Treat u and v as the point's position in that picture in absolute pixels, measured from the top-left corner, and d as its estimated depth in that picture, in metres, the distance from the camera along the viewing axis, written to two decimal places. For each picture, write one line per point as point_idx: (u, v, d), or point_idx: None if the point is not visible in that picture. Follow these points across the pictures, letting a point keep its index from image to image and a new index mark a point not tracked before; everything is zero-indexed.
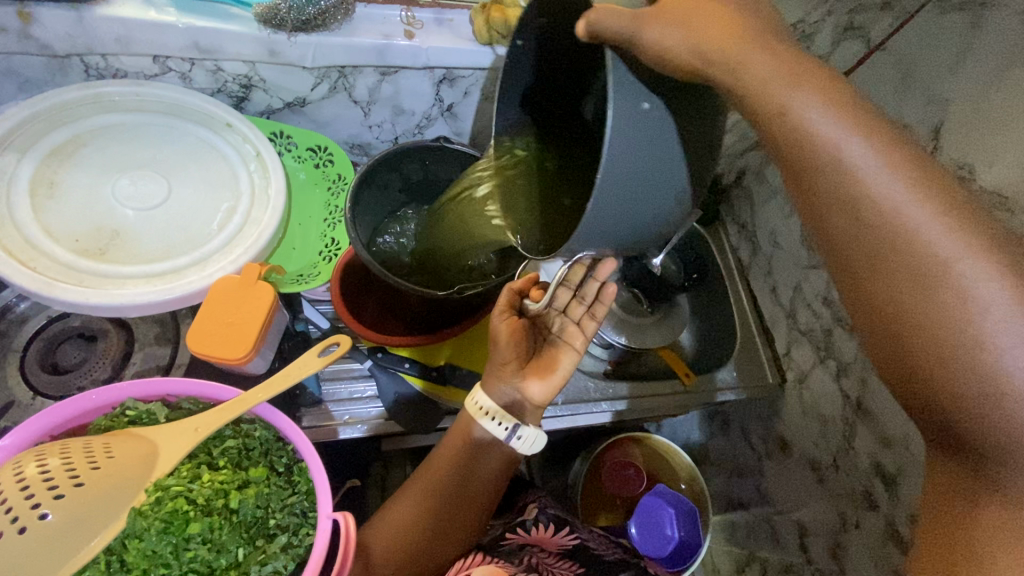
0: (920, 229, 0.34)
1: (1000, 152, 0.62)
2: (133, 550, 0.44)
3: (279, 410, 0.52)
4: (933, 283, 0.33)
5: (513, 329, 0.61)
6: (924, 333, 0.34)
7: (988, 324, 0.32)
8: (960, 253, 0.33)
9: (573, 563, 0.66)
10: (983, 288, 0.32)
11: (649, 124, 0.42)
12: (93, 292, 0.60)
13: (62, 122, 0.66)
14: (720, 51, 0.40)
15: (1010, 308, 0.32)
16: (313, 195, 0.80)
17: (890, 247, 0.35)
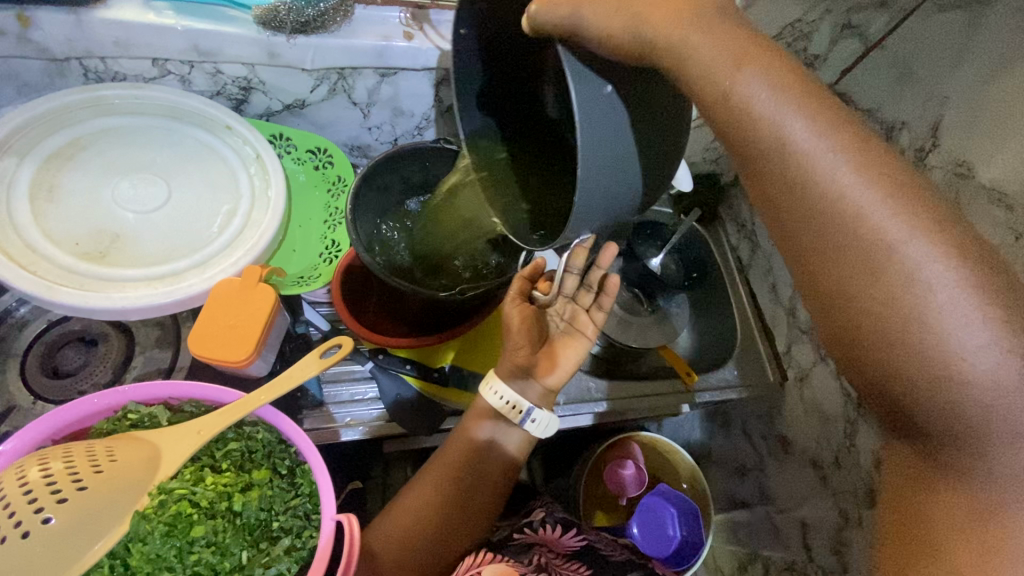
0: (867, 209, 0.34)
1: (1000, 150, 0.63)
2: (136, 554, 0.43)
3: (280, 410, 0.52)
4: (881, 262, 0.33)
5: (523, 317, 0.62)
6: (873, 312, 0.33)
7: (936, 303, 0.32)
8: (907, 235, 0.33)
9: (580, 564, 0.65)
10: (929, 269, 0.32)
11: (610, 110, 0.43)
12: (93, 295, 0.60)
13: (61, 125, 0.66)
14: (665, 35, 0.39)
15: (955, 289, 0.31)
16: (313, 198, 0.80)
17: (838, 226, 0.34)
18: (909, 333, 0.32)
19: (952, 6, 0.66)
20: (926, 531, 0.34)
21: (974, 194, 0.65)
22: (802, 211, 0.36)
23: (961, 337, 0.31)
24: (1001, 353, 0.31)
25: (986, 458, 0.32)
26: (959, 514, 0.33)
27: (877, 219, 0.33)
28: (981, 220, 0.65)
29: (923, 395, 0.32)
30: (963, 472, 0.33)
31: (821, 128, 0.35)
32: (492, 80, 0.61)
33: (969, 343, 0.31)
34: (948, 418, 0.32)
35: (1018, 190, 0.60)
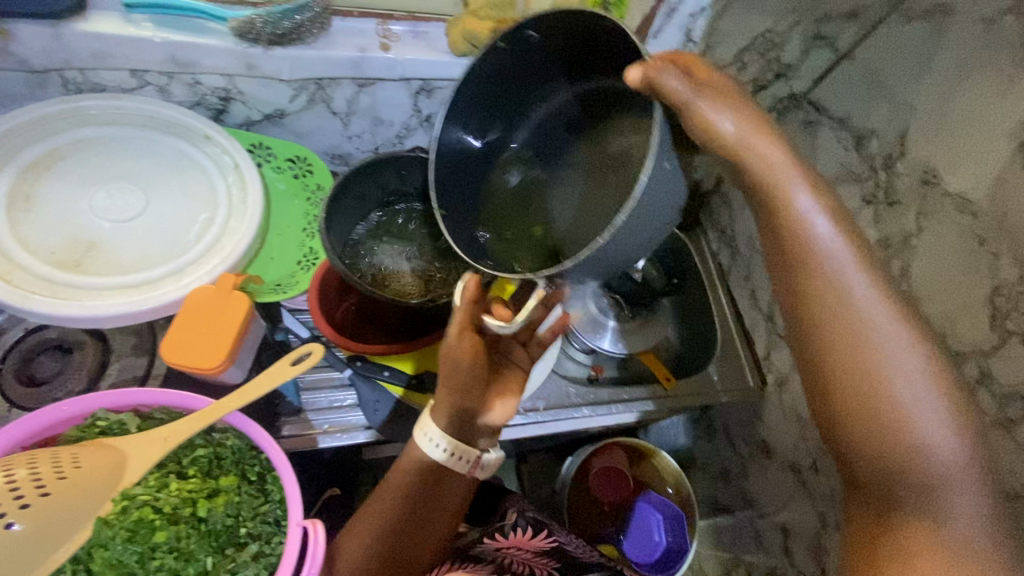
0: (860, 298, 0.45)
1: (965, 158, 0.64)
2: (98, 559, 0.44)
3: (249, 418, 0.52)
4: (869, 352, 0.44)
5: (473, 351, 0.58)
6: (861, 390, 0.44)
7: (906, 390, 0.43)
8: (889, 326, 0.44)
9: (549, 560, 0.71)
10: (899, 352, 0.43)
11: (665, 179, 0.48)
12: (67, 303, 0.61)
13: (40, 137, 0.67)
14: (744, 137, 0.48)
15: (915, 370, 0.43)
16: (292, 206, 0.81)
17: (840, 317, 0.45)
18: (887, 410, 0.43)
19: (918, 16, 0.67)
20: (885, 556, 0.43)
21: (940, 201, 0.67)
22: (811, 299, 0.46)
23: (923, 417, 0.42)
24: (943, 429, 0.42)
25: (935, 517, 0.41)
26: (913, 567, 0.41)
27: (871, 318, 0.44)
28: (949, 226, 0.66)
29: (894, 459, 0.43)
30: (917, 527, 0.42)
31: (832, 238, 0.46)
32: (497, 101, 0.60)
33: (923, 417, 0.42)
34: (910, 479, 0.42)
35: (984, 197, 0.62)
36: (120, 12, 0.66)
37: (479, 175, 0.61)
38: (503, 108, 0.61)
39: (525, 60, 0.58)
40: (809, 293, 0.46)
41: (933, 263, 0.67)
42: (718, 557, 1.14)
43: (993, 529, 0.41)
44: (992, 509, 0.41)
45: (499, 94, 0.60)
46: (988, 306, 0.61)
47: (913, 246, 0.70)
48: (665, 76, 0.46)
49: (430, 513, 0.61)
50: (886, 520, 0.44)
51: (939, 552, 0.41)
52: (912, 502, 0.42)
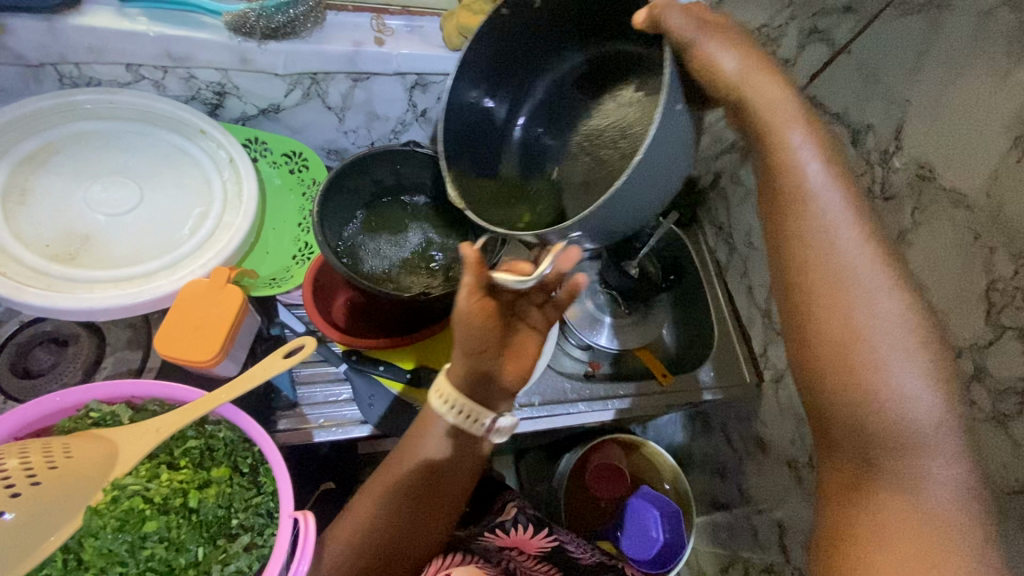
0: (850, 252, 0.44)
1: (958, 153, 0.64)
2: (89, 548, 0.44)
3: (241, 409, 0.52)
4: (853, 297, 0.42)
5: (483, 316, 0.54)
6: (842, 336, 0.42)
7: (888, 337, 0.41)
8: (880, 281, 0.43)
9: (550, 565, 0.68)
10: (887, 307, 0.42)
11: (677, 122, 0.48)
12: (61, 296, 0.61)
13: (35, 130, 0.67)
14: (755, 82, 0.49)
15: (903, 327, 0.41)
16: (287, 201, 0.81)
17: (825, 261, 0.44)
18: (868, 358, 0.41)
19: (913, 10, 0.67)
20: (864, 524, 0.41)
21: (936, 195, 0.67)
22: (796, 244, 0.45)
23: (903, 367, 0.41)
24: (928, 390, 0.40)
25: (908, 473, 0.40)
26: (882, 522, 0.40)
27: (857, 263, 0.43)
28: (943, 221, 0.66)
29: (871, 409, 0.41)
30: (889, 482, 0.41)
31: (823, 185, 0.46)
32: (511, 62, 0.61)
33: (907, 377, 0.40)
34: (886, 431, 0.41)
35: (978, 191, 0.62)
36: (115, 7, 0.67)
37: (493, 137, 0.64)
38: (516, 73, 0.62)
39: (540, 27, 0.59)
40: (795, 238, 0.45)
41: (928, 258, 0.67)
42: (715, 553, 1.14)
43: (967, 490, 0.40)
44: (968, 469, 0.40)
45: (515, 58, 0.61)
46: (983, 300, 0.61)
47: (908, 241, 0.70)
48: (669, 16, 0.48)
49: (433, 509, 0.61)
50: (858, 474, 0.42)
51: (907, 506, 0.40)
52: (886, 454, 0.41)
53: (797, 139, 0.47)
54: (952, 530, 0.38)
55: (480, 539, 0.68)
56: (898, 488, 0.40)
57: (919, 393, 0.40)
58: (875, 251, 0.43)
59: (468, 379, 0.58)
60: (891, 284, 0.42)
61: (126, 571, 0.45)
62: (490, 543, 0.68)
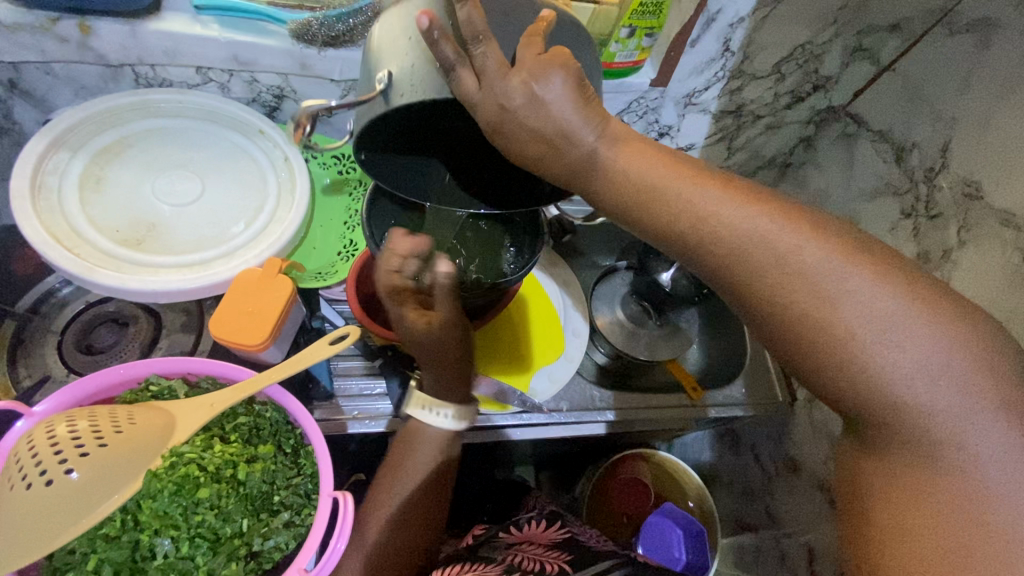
0: (783, 232, 0.42)
1: (1006, 173, 0.65)
2: (146, 510, 0.46)
3: (288, 392, 0.55)
4: (843, 317, 0.39)
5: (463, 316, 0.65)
6: (838, 356, 0.39)
7: (888, 340, 0.38)
8: (813, 244, 0.41)
9: (561, 552, 0.70)
10: (837, 271, 0.40)
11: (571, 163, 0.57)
12: (128, 277, 0.65)
13: (112, 125, 0.72)
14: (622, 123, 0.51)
15: (862, 288, 0.39)
16: (335, 199, 0.85)
17: (798, 275, 0.41)
18: (874, 378, 0.39)
19: (962, 29, 0.69)
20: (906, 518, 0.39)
21: (984, 215, 0.68)
22: (759, 262, 0.42)
23: (916, 376, 0.38)
24: (901, 341, 0.38)
25: (953, 488, 0.37)
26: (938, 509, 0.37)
27: (836, 277, 0.40)
28: (990, 240, 0.67)
29: (889, 423, 0.40)
30: (932, 499, 0.38)
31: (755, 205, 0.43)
32: (399, 178, 0.63)
33: (880, 335, 0.39)
34: (906, 445, 0.39)
35: None
36: (189, 13, 0.70)
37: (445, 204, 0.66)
38: (415, 179, 0.64)
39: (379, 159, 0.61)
40: (775, 259, 0.42)
41: (976, 278, 0.68)
42: None
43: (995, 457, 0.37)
44: (1001, 427, 0.37)
45: (398, 177, 0.63)
46: None
47: (954, 259, 0.71)
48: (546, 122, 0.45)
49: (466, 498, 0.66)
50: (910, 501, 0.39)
51: (958, 520, 0.37)
52: (919, 473, 0.39)
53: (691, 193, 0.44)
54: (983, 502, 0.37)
55: (497, 539, 0.74)
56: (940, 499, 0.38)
57: (924, 365, 0.38)
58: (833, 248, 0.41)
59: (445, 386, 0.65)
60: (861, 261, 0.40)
61: (177, 534, 0.47)
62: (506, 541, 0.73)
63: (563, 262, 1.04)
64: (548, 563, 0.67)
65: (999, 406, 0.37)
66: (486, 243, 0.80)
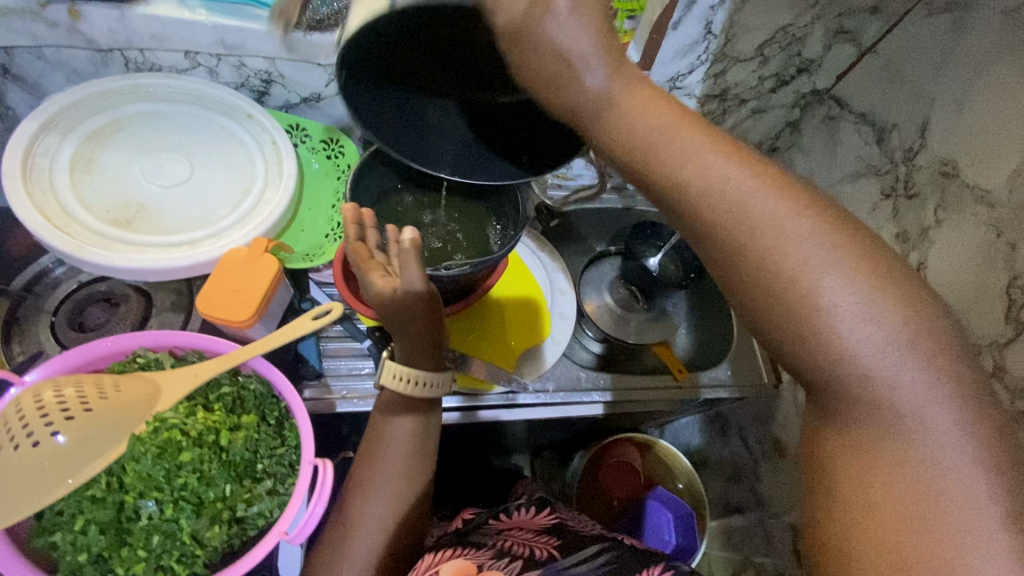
0: (753, 197, 0.40)
1: (979, 151, 0.66)
2: (130, 472, 0.48)
3: (272, 364, 0.56)
4: (816, 286, 0.39)
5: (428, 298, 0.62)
6: (800, 324, 0.39)
7: (848, 312, 0.38)
8: (786, 214, 0.40)
9: (550, 537, 0.72)
10: (804, 240, 0.39)
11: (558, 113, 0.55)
12: (117, 256, 0.67)
13: (102, 108, 0.73)
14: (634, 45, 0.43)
15: (827, 258, 0.39)
16: (324, 183, 0.86)
17: (777, 245, 0.39)
18: (844, 350, 0.39)
19: (940, 10, 0.70)
20: (862, 487, 0.39)
21: (960, 193, 0.69)
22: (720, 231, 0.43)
23: (887, 350, 0.38)
24: (865, 312, 0.38)
25: (911, 458, 0.38)
26: (893, 479, 0.38)
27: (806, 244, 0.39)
28: (965, 217, 0.68)
29: (860, 398, 0.39)
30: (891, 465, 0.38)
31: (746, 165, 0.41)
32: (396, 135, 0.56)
33: (843, 308, 0.38)
34: (865, 415, 0.39)
35: (999, 187, 0.64)
36: None
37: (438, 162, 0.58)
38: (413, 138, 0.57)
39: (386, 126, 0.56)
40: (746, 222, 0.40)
41: (952, 256, 0.69)
42: (728, 558, 1.14)
43: (949, 421, 0.38)
44: (950, 393, 0.38)
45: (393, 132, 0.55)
46: (1004, 298, 0.63)
47: (931, 238, 0.72)
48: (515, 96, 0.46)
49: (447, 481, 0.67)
50: (868, 472, 0.39)
51: (914, 489, 0.37)
52: (885, 446, 0.39)
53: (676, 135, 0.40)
54: (935, 468, 0.37)
55: (486, 526, 0.76)
56: (896, 469, 0.38)
57: (883, 338, 0.38)
58: (806, 214, 0.40)
59: (421, 355, 0.64)
60: (826, 227, 0.39)
61: (160, 496, 0.49)
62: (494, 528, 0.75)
63: (548, 246, 1.05)
64: (537, 547, 0.69)
65: (954, 370, 0.38)
66: (470, 224, 0.82)
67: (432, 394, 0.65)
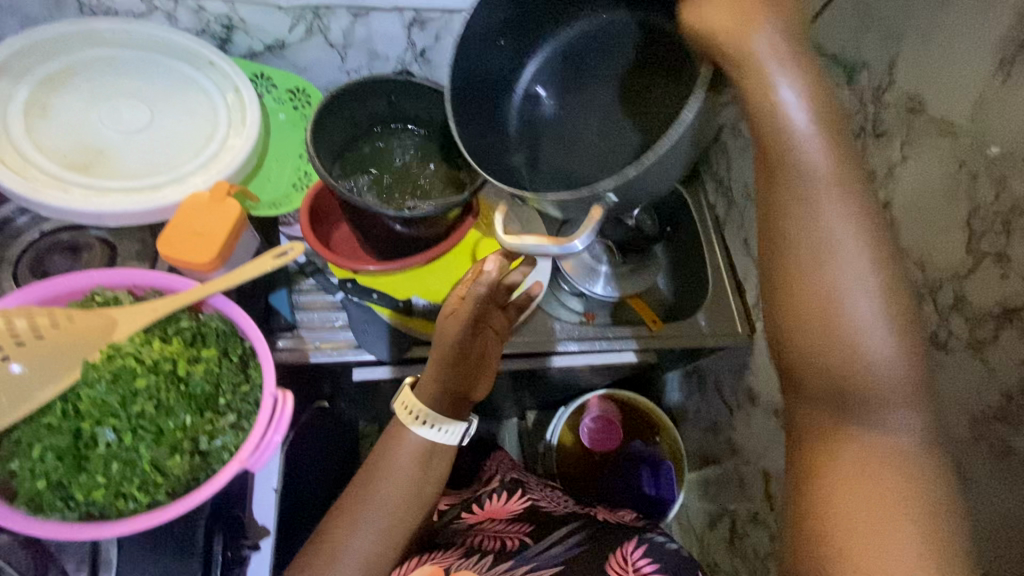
0: (810, 194, 0.39)
1: (945, 84, 0.65)
2: (85, 398, 0.49)
3: (233, 302, 0.57)
4: (837, 297, 0.38)
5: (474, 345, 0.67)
6: (821, 327, 0.39)
7: (867, 327, 0.38)
8: (836, 226, 0.39)
9: (521, 523, 0.74)
10: (841, 253, 0.38)
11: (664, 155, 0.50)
12: (75, 199, 0.66)
13: (56, 53, 0.72)
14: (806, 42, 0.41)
15: (855, 275, 0.38)
16: (290, 133, 0.85)
17: (813, 252, 0.39)
18: (857, 362, 0.38)
19: None
20: (834, 491, 0.39)
21: (926, 127, 0.68)
22: None
23: (893, 369, 0.38)
24: (882, 331, 0.38)
25: (888, 471, 0.38)
26: (867, 485, 0.38)
27: (841, 252, 0.39)
28: (932, 152, 0.67)
29: (860, 403, 0.39)
30: (867, 478, 0.38)
31: (822, 130, 0.40)
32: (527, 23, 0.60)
33: (860, 319, 0.38)
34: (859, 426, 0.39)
35: (963, 119, 0.63)
36: None
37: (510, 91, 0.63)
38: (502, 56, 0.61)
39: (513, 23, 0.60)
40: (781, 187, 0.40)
41: (919, 192, 0.69)
42: (705, 507, 1.17)
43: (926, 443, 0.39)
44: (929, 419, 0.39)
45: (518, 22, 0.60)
46: (965, 230, 0.63)
47: (899, 176, 0.72)
48: None
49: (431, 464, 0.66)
50: (850, 477, 0.39)
51: (881, 497, 0.37)
52: (868, 456, 0.39)
53: (768, 49, 0.40)
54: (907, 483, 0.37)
55: (458, 522, 0.78)
56: (873, 478, 0.38)
57: (894, 359, 0.38)
58: (852, 222, 0.39)
59: (429, 391, 0.65)
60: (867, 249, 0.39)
61: (117, 423, 0.50)
62: (465, 523, 0.78)
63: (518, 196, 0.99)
64: (507, 538, 0.71)
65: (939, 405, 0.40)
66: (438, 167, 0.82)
67: (430, 436, 0.65)
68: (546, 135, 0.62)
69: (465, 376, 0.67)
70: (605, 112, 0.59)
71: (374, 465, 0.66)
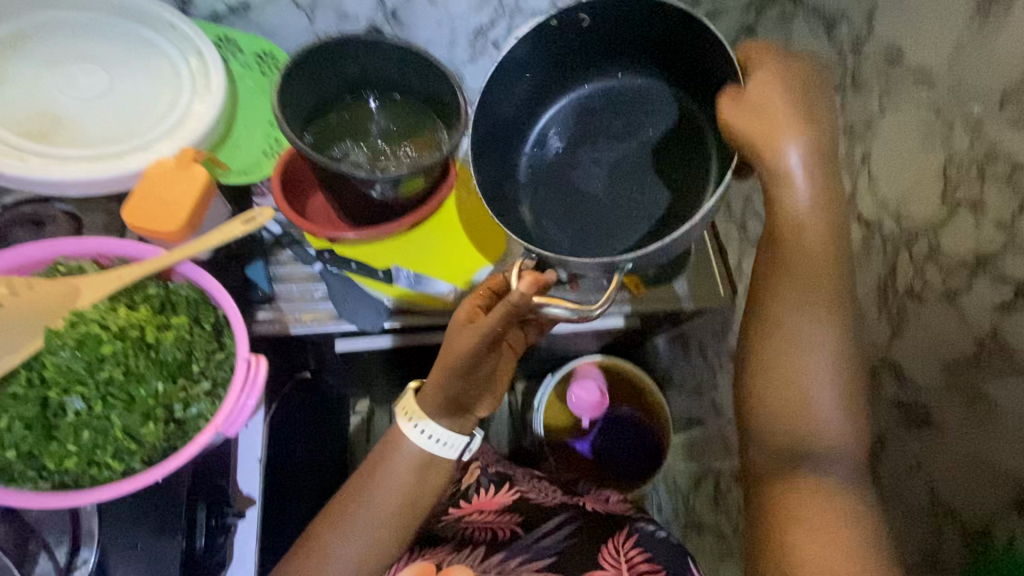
0: (795, 283, 0.52)
1: (923, 30, 0.64)
2: (49, 365, 0.49)
3: (203, 269, 0.56)
4: (803, 369, 0.51)
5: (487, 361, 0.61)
6: (788, 384, 0.51)
7: (822, 391, 0.50)
8: (812, 316, 0.52)
9: (512, 514, 0.74)
10: (810, 335, 0.51)
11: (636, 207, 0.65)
12: (34, 168, 0.64)
13: (5, 17, 0.69)
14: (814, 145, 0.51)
15: (820, 352, 0.51)
16: (259, 99, 0.82)
17: (790, 334, 0.52)
18: (811, 415, 0.51)
19: None
20: (787, 511, 0.50)
21: (904, 77, 0.67)
22: None
23: (838, 421, 0.51)
24: (834, 395, 0.50)
25: (829, 494, 0.49)
26: (810, 508, 0.49)
27: (811, 335, 0.51)
28: (910, 103, 0.67)
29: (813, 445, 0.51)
30: (813, 512, 0.49)
31: (819, 235, 0.52)
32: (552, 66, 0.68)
33: (819, 386, 0.51)
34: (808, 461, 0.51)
35: (941, 67, 0.62)
36: None
37: (528, 133, 0.71)
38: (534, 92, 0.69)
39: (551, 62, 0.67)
40: (775, 280, 0.53)
41: (897, 144, 0.68)
42: (691, 468, 1.19)
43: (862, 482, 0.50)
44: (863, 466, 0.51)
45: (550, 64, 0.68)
46: (941, 180, 0.63)
47: (877, 129, 0.71)
48: None
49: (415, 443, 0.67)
50: (798, 499, 0.50)
51: (822, 516, 0.48)
52: (813, 485, 0.50)
53: (793, 158, 0.51)
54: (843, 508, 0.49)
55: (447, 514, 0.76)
56: (817, 501, 0.49)
57: (841, 416, 0.50)
58: (824, 315, 0.51)
59: (432, 402, 0.61)
60: (831, 338, 0.51)
61: (85, 391, 0.49)
62: (454, 515, 0.76)
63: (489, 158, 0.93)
64: (499, 531, 0.72)
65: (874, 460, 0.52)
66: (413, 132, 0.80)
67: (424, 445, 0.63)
68: (552, 182, 0.70)
69: (470, 391, 0.62)
70: (612, 168, 0.68)
71: (370, 460, 0.64)
